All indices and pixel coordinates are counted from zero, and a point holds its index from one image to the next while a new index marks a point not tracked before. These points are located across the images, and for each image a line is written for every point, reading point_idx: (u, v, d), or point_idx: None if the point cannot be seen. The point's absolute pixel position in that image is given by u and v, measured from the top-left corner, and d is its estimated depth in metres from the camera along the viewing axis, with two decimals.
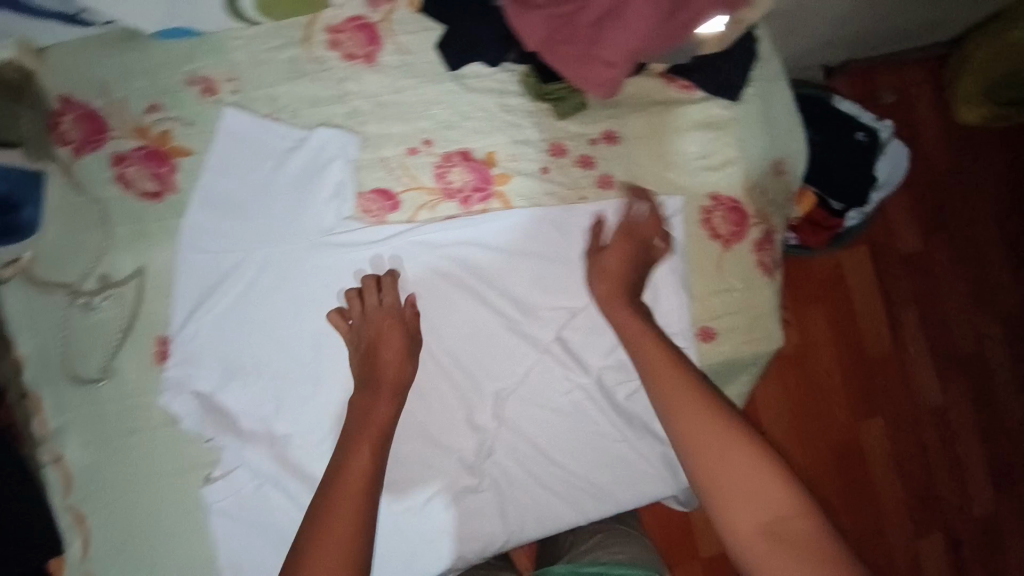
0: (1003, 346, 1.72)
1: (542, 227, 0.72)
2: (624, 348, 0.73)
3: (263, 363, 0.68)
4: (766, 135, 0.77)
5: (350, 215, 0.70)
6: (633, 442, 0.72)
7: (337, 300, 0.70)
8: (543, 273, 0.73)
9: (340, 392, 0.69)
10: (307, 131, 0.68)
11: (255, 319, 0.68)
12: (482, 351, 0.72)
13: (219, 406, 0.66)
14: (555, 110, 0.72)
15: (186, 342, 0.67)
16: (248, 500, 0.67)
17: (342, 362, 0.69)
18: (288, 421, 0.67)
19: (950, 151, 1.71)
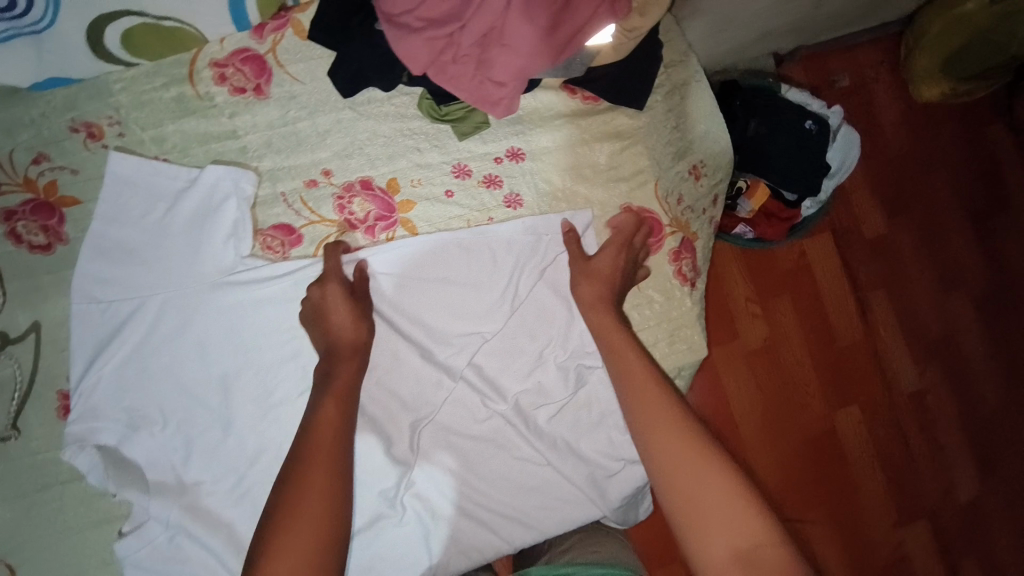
0: (977, 327, 1.70)
1: (451, 250, 0.70)
2: (541, 369, 0.72)
3: (167, 410, 0.66)
4: (674, 140, 0.76)
5: (250, 254, 0.68)
6: (555, 464, 0.71)
7: (241, 341, 0.68)
8: (456, 298, 0.71)
9: (250, 437, 0.67)
10: (198, 171, 0.67)
11: (156, 367, 0.66)
12: (395, 381, 0.70)
13: (124, 457, 0.65)
14: (456, 131, 0.70)
15: (84, 395, 0.65)
16: (162, 552, 0.65)
17: (251, 406, 0.67)
18: (197, 467, 0.66)
19: (912, 131, 1.69)
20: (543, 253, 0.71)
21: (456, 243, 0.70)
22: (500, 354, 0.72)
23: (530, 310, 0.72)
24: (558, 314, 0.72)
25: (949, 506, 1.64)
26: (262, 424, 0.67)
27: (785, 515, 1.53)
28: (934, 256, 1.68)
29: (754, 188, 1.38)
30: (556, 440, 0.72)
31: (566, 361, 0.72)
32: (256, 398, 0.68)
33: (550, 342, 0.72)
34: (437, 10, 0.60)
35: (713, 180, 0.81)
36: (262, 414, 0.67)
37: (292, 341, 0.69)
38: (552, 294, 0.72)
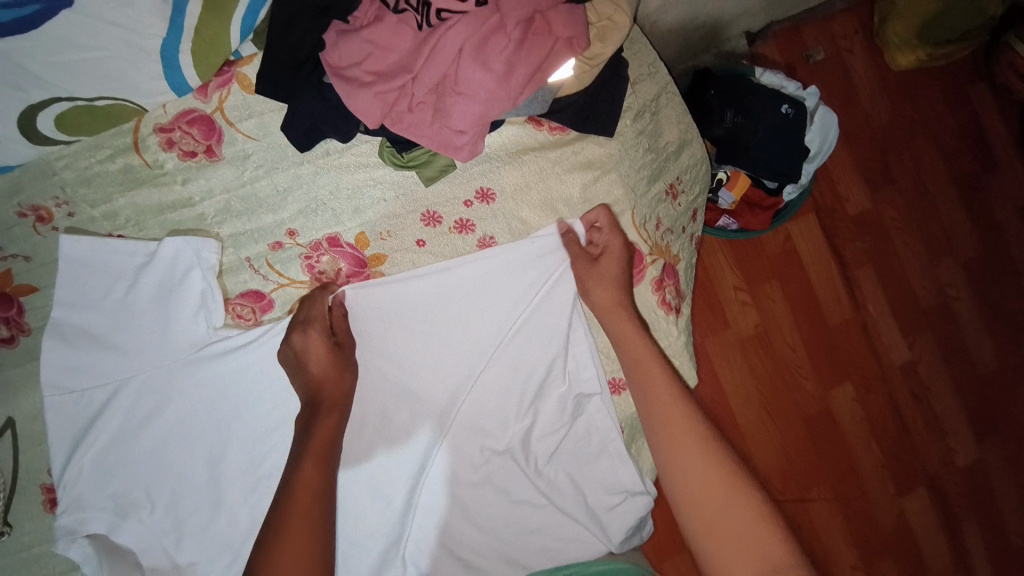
0: (964, 291, 1.71)
1: (426, 288, 0.68)
2: (537, 403, 0.71)
3: (155, 492, 0.65)
4: (649, 163, 0.74)
5: (225, 325, 0.66)
6: (562, 504, 0.71)
7: (222, 413, 0.66)
8: (436, 341, 0.69)
9: (245, 510, 0.66)
10: (156, 244, 0.64)
11: (142, 448, 0.65)
12: (383, 437, 0.69)
13: (118, 544, 0.64)
14: (422, 176, 0.67)
15: (70, 486, 0.63)
16: None
17: (242, 479, 0.66)
18: (193, 545, 0.65)
19: (892, 100, 1.67)
20: (527, 287, 0.69)
21: (435, 280, 0.68)
22: (491, 395, 0.71)
23: (520, 343, 0.70)
24: (548, 344, 0.70)
25: (949, 471, 1.68)
26: (254, 496, 0.66)
27: (788, 496, 1.56)
28: (920, 225, 1.68)
29: (735, 178, 1.35)
30: (559, 469, 0.72)
31: (563, 392, 0.71)
32: (245, 471, 0.66)
33: (541, 381, 0.71)
34: (386, 63, 0.57)
35: (690, 195, 0.80)
36: (253, 485, 0.66)
37: (276, 409, 0.67)
38: (534, 327, 0.70)
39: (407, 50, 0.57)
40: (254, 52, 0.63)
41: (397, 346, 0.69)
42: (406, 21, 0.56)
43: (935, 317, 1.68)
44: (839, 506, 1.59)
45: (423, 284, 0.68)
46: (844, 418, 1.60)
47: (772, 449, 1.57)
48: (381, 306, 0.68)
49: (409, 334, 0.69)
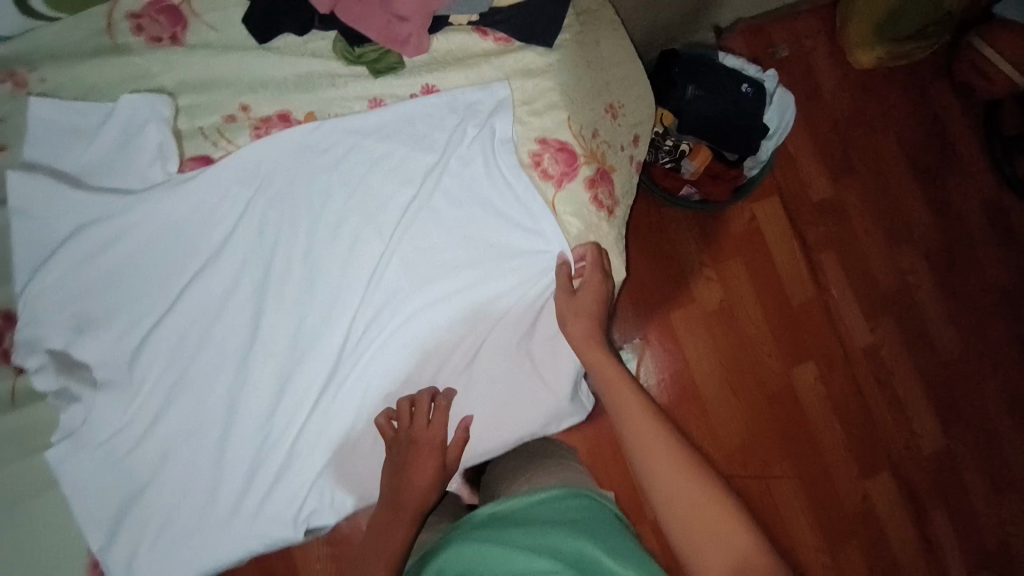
0: (925, 279, 1.75)
1: (352, 159, 0.72)
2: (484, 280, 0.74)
3: (113, 312, 0.67)
4: (587, 77, 0.79)
5: (180, 170, 0.70)
6: (518, 379, 0.75)
7: (181, 245, 0.69)
8: (353, 211, 0.72)
9: (191, 335, 0.69)
10: (114, 103, 0.67)
11: (98, 277, 0.67)
12: (322, 308, 0.71)
13: (76, 359, 0.67)
14: (371, 70, 0.73)
15: (29, 304, 0.65)
16: (115, 444, 0.67)
17: (192, 309, 0.69)
18: (143, 365, 0.68)
19: (853, 96, 1.75)
20: (467, 143, 0.75)
21: (359, 150, 0.73)
22: (413, 266, 0.73)
23: (459, 204, 0.74)
24: (494, 204, 0.75)
25: (920, 461, 1.68)
26: (204, 320, 0.70)
27: (749, 473, 1.58)
28: (882, 215, 1.75)
29: (697, 149, 1.41)
30: (510, 346, 0.74)
31: (510, 262, 0.74)
32: (201, 302, 0.70)
33: (485, 252, 0.74)
34: None
35: (631, 120, 0.86)
36: (206, 314, 0.70)
37: (231, 245, 0.70)
38: (478, 186, 0.75)
39: None
40: None
41: (349, 218, 0.72)
42: None
43: (897, 301, 1.73)
44: (805, 486, 1.60)
45: (366, 122, 0.72)
46: (806, 395, 1.63)
47: (734, 426, 1.60)
48: (328, 140, 0.72)
49: (361, 197, 0.73)
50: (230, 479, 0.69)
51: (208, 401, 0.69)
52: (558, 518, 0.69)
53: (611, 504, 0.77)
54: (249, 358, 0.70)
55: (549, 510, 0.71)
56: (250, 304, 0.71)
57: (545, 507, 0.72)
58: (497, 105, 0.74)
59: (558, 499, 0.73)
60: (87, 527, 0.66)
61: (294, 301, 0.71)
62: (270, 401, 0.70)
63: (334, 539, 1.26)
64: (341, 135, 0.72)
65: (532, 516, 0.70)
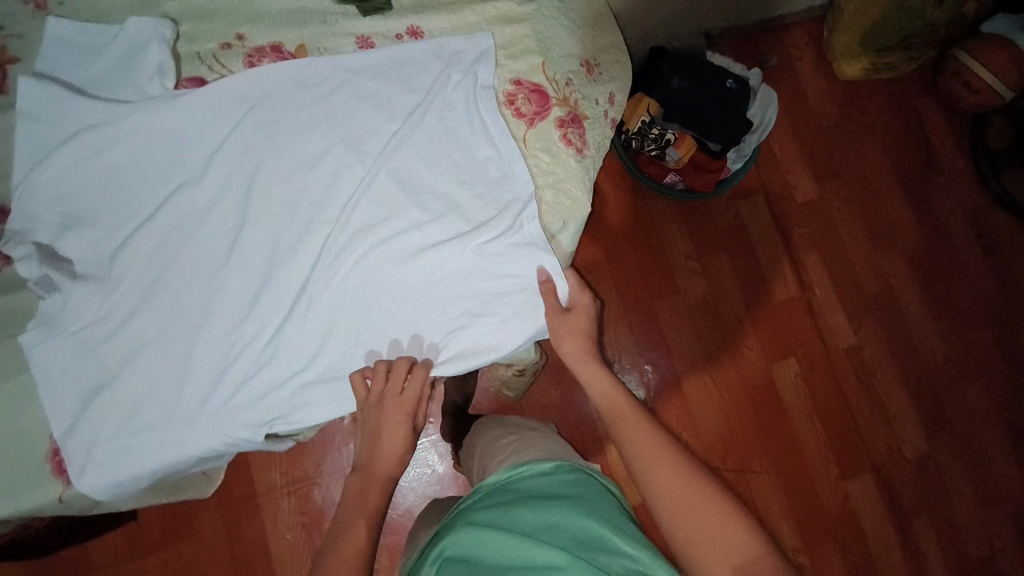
0: (910, 285, 1.77)
1: (341, 93, 0.77)
2: (456, 208, 0.78)
3: (102, 210, 0.72)
4: (563, 28, 0.83)
5: (176, 88, 0.74)
6: (486, 311, 0.77)
7: (171, 157, 0.74)
8: (339, 140, 0.77)
9: (172, 239, 0.73)
10: (121, 26, 0.72)
11: (92, 179, 0.72)
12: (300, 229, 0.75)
13: (60, 254, 0.71)
14: (360, 10, 0.77)
15: (23, 197, 0.70)
16: (88, 334, 0.71)
17: (174, 215, 0.74)
18: (124, 264, 0.72)
19: (839, 105, 1.81)
20: (451, 86, 0.79)
21: (348, 85, 0.77)
22: (391, 194, 0.77)
23: (440, 140, 0.78)
24: (470, 143, 0.79)
25: (903, 464, 1.67)
26: (185, 227, 0.74)
27: (727, 466, 1.59)
28: (869, 220, 1.78)
29: (682, 139, 1.46)
30: (481, 274, 0.77)
31: (484, 194, 0.78)
32: (184, 210, 0.74)
33: (459, 183, 0.78)
34: None
35: (608, 79, 0.88)
36: (187, 222, 0.74)
37: (216, 161, 0.74)
38: (458, 125, 0.79)
39: None
40: None
41: (333, 147, 0.77)
42: None
43: (881, 304, 1.74)
44: (784, 482, 1.60)
45: (354, 59, 0.77)
46: (788, 391, 1.64)
47: (715, 419, 1.61)
48: (317, 75, 0.76)
49: (346, 128, 0.77)
50: (196, 378, 0.72)
51: (181, 307, 0.73)
52: (549, 491, 0.74)
53: (612, 485, 0.79)
54: (224, 269, 0.74)
55: (543, 482, 0.76)
56: (232, 216, 0.75)
57: (537, 479, 0.76)
58: (478, 49, 0.79)
59: (554, 472, 0.78)
60: (48, 412, 0.69)
61: (276, 215, 0.75)
62: (243, 309, 0.74)
63: (305, 508, 1.23)
64: (333, 70, 0.76)
65: (521, 487, 0.75)
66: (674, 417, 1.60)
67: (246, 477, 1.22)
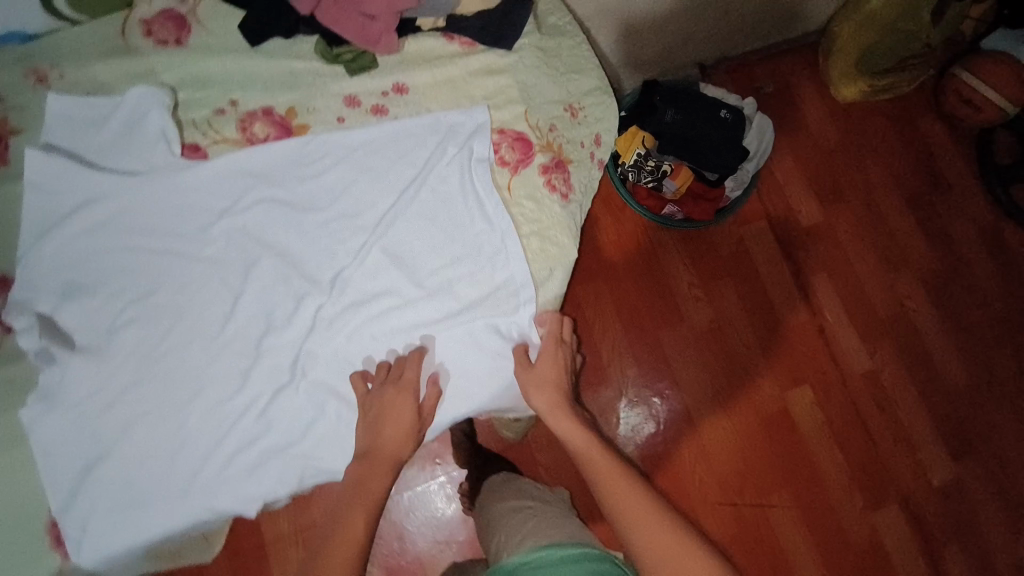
0: (924, 304, 1.71)
1: (338, 169, 0.77)
2: (452, 272, 0.77)
3: (101, 277, 0.72)
4: (544, 77, 0.85)
5: (181, 154, 0.76)
6: (478, 370, 0.78)
7: (171, 225, 0.74)
8: (335, 216, 0.76)
9: (170, 307, 0.73)
10: (121, 97, 0.76)
11: (92, 250, 0.73)
12: (273, 278, 0.74)
13: (60, 326, 0.71)
14: (346, 71, 0.80)
15: (28, 270, 0.72)
16: (91, 404, 0.70)
17: (173, 282, 0.73)
18: (123, 336, 0.72)
19: (839, 127, 1.80)
20: (446, 152, 0.79)
21: (344, 161, 0.77)
22: (382, 265, 0.76)
23: (438, 206, 0.78)
24: (466, 211, 0.78)
25: (933, 495, 1.59)
26: (186, 292, 0.73)
27: (745, 501, 1.52)
28: (878, 241, 1.74)
29: (678, 170, 1.48)
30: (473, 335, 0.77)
31: (483, 255, 0.77)
32: (179, 278, 0.73)
33: (456, 243, 0.77)
34: None
35: (596, 120, 0.89)
36: (184, 290, 0.73)
37: (219, 225, 0.74)
38: (455, 186, 0.78)
39: None
40: None
41: (329, 213, 0.76)
42: None
43: (897, 326, 1.68)
44: (807, 518, 1.53)
45: (341, 117, 0.80)
46: (804, 422, 1.58)
47: (729, 452, 1.55)
48: (313, 147, 0.77)
49: (343, 199, 0.77)
50: (194, 445, 0.72)
51: (175, 374, 0.72)
52: None
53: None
54: (223, 338, 0.73)
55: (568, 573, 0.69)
56: (229, 285, 0.73)
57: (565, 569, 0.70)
58: (469, 112, 0.80)
59: (581, 561, 0.71)
60: (48, 488, 0.69)
61: (272, 282, 0.74)
62: (240, 375, 0.73)
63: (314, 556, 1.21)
64: (330, 146, 0.78)
65: None
66: (687, 452, 1.55)
67: (254, 527, 1.21)
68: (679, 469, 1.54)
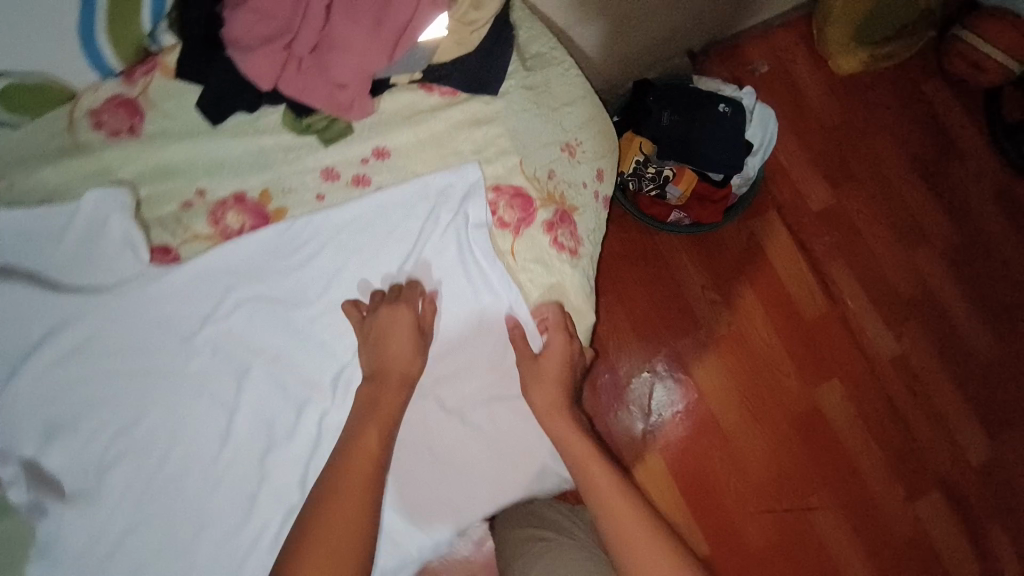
0: (947, 279, 1.63)
1: (325, 255, 0.72)
2: (460, 352, 0.72)
3: (81, 412, 0.67)
4: (536, 117, 0.78)
5: (149, 260, 0.70)
6: (503, 456, 0.72)
7: (151, 344, 0.69)
8: (327, 306, 0.72)
9: (159, 436, 0.68)
10: (78, 202, 0.68)
11: (67, 382, 0.67)
12: (273, 385, 0.70)
13: (46, 473, 0.66)
14: (321, 140, 0.73)
15: (5, 416, 0.66)
16: (94, 550, 0.66)
17: (160, 408, 0.68)
18: (115, 475, 0.67)
19: (841, 102, 1.71)
20: (439, 224, 0.74)
21: (331, 245, 0.72)
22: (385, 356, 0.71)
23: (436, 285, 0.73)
24: (465, 283, 0.73)
25: (979, 478, 1.50)
26: (175, 417, 0.68)
27: (785, 506, 1.48)
28: (893, 217, 1.66)
29: (681, 173, 1.38)
30: (492, 419, 0.72)
31: (490, 330, 0.73)
32: (167, 402, 0.68)
33: (461, 322, 0.73)
34: (270, 28, 0.64)
35: (593, 156, 0.84)
36: (174, 413, 0.68)
37: (201, 336, 0.69)
38: (454, 261, 0.73)
39: (288, 15, 0.64)
40: (173, 43, 0.70)
41: (320, 305, 0.72)
42: None
43: (921, 304, 1.61)
44: (848, 515, 1.48)
45: (320, 195, 0.72)
46: (834, 417, 1.53)
47: (761, 457, 1.50)
48: (294, 236, 0.71)
49: (334, 289, 0.72)
50: None
51: (176, 508, 0.67)
52: None
53: None
54: (223, 460, 0.68)
55: None
56: (222, 404, 0.69)
57: None
58: (458, 172, 0.73)
59: None
60: None
61: (267, 389, 0.70)
62: (245, 498, 0.68)
63: None
64: (312, 231, 0.72)
65: None
66: (719, 463, 1.50)
67: None
68: (713, 481, 1.49)
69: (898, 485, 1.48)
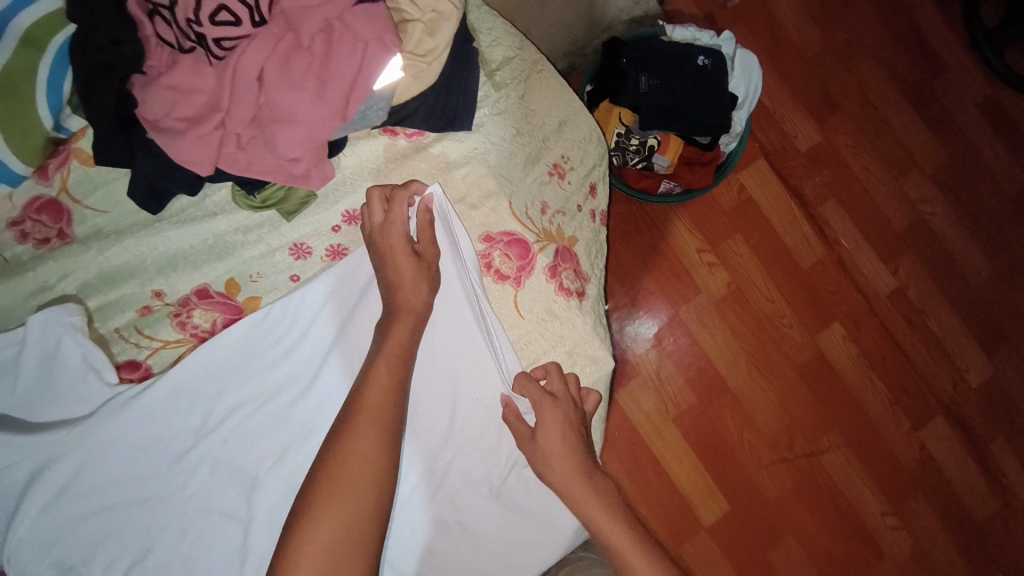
0: (940, 205, 1.48)
1: (314, 339, 0.67)
2: (476, 417, 0.70)
3: (89, 548, 0.63)
4: (518, 144, 0.69)
5: (117, 381, 0.64)
6: (535, 520, 0.71)
7: (148, 467, 0.64)
8: (324, 391, 0.67)
9: (176, 558, 0.64)
10: (22, 328, 0.60)
11: (67, 520, 0.62)
12: (282, 489, 0.66)
13: None
14: (282, 213, 0.65)
15: (12, 560, 0.61)
16: None
17: (172, 529, 0.64)
18: None
19: (818, 25, 1.47)
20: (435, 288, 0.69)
21: (318, 326, 0.67)
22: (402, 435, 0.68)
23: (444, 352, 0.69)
24: (467, 344, 0.69)
25: (981, 396, 1.45)
26: (188, 535, 0.64)
27: (797, 453, 1.38)
28: (886, 138, 1.47)
29: (667, 142, 1.29)
30: (516, 481, 0.71)
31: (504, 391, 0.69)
32: (179, 522, 0.64)
33: (472, 387, 0.69)
34: (195, 105, 0.54)
35: (582, 170, 0.77)
36: (185, 536, 0.64)
37: (197, 447, 0.65)
38: (458, 321, 0.69)
39: (212, 87, 0.54)
40: (83, 125, 0.61)
41: (316, 394, 0.67)
42: (199, 59, 0.54)
43: (920, 226, 1.47)
44: (861, 456, 1.39)
45: (295, 276, 0.67)
46: (839, 358, 1.41)
47: (768, 410, 1.38)
48: (277, 325, 0.66)
49: (325, 374, 0.67)
50: None
51: None
52: None
53: None
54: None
55: None
56: (234, 519, 0.65)
57: None
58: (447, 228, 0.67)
59: None
60: None
61: (278, 493, 0.66)
62: None
63: None
64: (294, 317, 0.66)
65: None
66: (727, 427, 1.36)
67: None
68: (724, 442, 1.36)
69: (905, 416, 1.41)
